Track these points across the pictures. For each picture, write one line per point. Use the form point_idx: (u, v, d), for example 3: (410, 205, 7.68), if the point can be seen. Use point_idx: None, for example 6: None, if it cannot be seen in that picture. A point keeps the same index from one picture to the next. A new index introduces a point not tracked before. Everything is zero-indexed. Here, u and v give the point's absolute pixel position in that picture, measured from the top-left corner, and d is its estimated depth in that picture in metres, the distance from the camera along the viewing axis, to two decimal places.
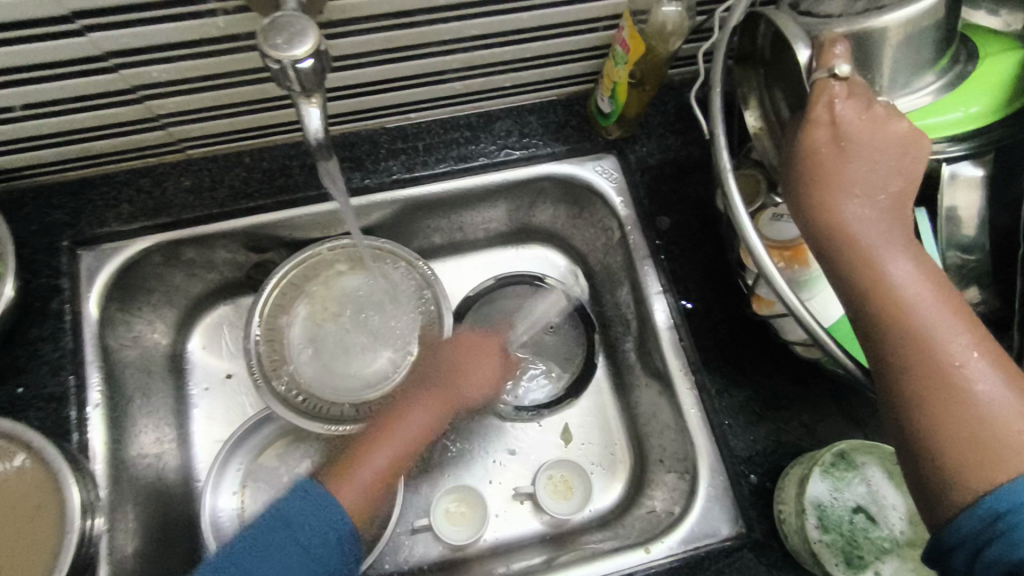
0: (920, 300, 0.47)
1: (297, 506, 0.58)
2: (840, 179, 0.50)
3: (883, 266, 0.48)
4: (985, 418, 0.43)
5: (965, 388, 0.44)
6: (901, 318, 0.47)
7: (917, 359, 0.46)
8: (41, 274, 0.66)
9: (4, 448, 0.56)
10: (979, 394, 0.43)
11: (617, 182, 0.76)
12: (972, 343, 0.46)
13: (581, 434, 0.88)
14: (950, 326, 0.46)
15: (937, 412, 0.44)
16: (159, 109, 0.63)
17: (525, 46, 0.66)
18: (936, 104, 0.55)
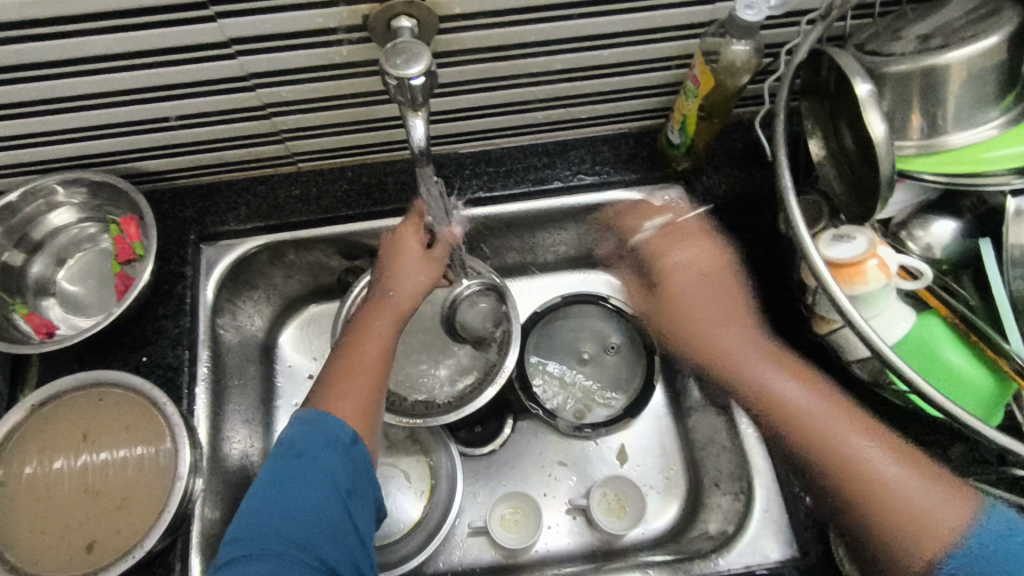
0: (824, 416, 0.61)
1: (305, 444, 0.54)
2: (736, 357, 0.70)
3: (778, 394, 0.64)
4: (900, 501, 0.54)
5: (879, 480, 0.56)
6: (814, 436, 0.60)
7: (852, 482, 0.57)
8: (170, 262, 0.76)
9: (132, 404, 0.65)
10: (890, 477, 0.56)
11: (682, 210, 0.80)
12: (873, 440, 0.58)
13: (637, 456, 0.90)
14: (852, 432, 0.59)
15: (878, 512, 0.55)
16: (282, 125, 0.73)
17: (603, 80, 0.73)
18: (1003, 137, 0.57)
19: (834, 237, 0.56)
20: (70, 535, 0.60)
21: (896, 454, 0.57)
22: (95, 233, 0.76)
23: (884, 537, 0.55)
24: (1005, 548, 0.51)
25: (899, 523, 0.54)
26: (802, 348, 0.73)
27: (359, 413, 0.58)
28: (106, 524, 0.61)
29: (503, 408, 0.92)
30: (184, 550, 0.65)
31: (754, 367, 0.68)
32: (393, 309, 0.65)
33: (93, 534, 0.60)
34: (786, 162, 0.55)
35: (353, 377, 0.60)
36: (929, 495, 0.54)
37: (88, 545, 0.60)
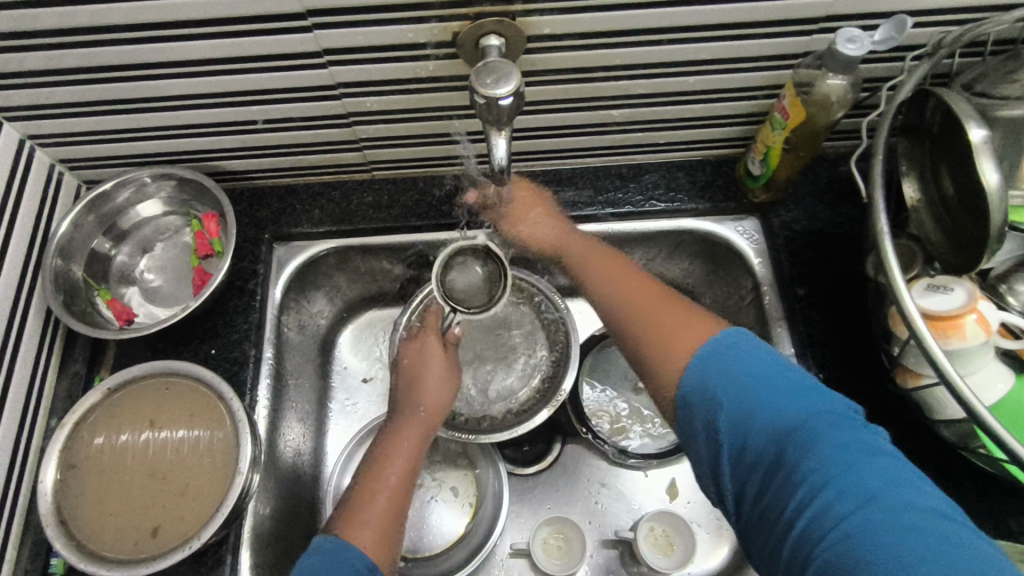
0: (612, 285, 0.64)
1: (317, 566, 0.54)
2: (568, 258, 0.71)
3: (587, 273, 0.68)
4: (660, 330, 0.56)
5: (656, 324, 0.57)
6: (622, 299, 0.62)
7: (638, 331, 0.58)
8: (244, 259, 0.78)
9: (200, 394, 0.66)
10: (661, 321, 0.57)
11: (757, 243, 0.78)
12: (634, 295, 0.61)
13: (687, 492, 0.88)
14: (630, 294, 0.62)
15: (653, 346, 0.56)
16: (362, 133, 0.74)
17: (686, 107, 0.72)
18: None
19: (928, 288, 0.53)
20: (136, 517, 0.62)
21: (662, 301, 0.60)
22: (178, 226, 0.79)
23: (652, 361, 0.56)
24: (748, 372, 0.49)
25: (671, 344, 0.54)
26: (878, 398, 0.68)
27: (378, 535, 0.59)
28: (171, 510, 0.62)
29: (552, 429, 0.90)
30: (235, 544, 0.66)
31: (611, 278, 0.65)
32: (423, 425, 0.69)
33: (159, 518, 0.62)
34: (883, 203, 0.52)
35: (378, 500, 0.61)
36: (685, 324, 0.55)
37: (153, 529, 0.62)
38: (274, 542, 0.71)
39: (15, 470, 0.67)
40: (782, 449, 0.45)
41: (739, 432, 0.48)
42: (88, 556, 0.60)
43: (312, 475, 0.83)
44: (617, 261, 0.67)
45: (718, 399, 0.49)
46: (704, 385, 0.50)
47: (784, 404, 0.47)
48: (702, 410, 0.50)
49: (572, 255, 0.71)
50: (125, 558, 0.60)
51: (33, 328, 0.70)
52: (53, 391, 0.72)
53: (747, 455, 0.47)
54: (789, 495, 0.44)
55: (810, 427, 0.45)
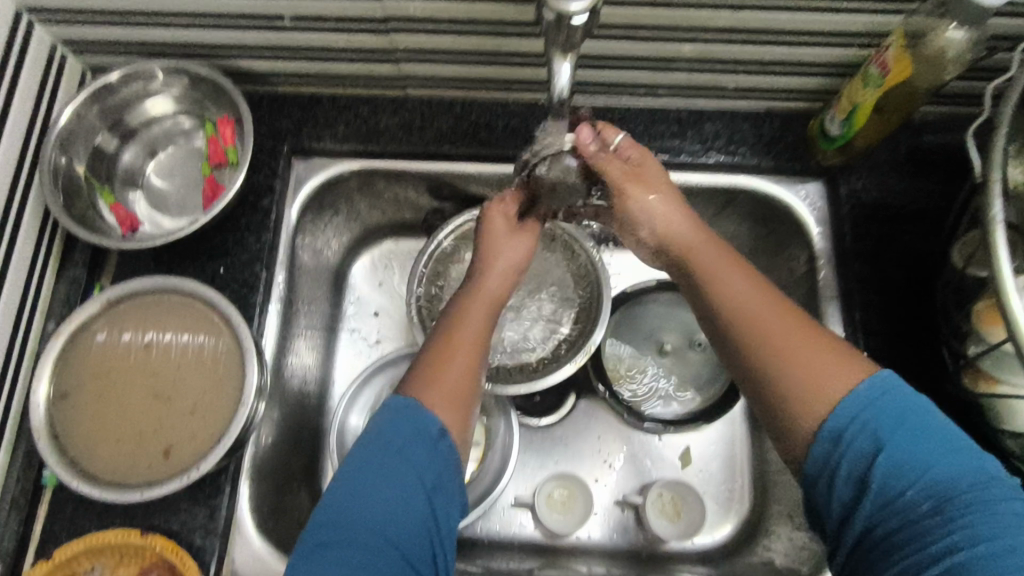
0: (738, 290, 0.52)
1: (396, 424, 0.51)
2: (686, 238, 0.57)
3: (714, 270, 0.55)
4: (799, 363, 0.48)
5: (793, 355, 0.48)
6: (742, 316, 0.51)
7: (766, 360, 0.49)
8: (260, 171, 0.72)
9: (204, 315, 0.62)
10: (800, 352, 0.48)
11: (819, 211, 0.71)
12: (756, 308, 0.51)
13: (701, 460, 0.85)
14: (750, 305, 0.51)
15: (790, 382, 0.48)
16: (400, 43, 0.66)
17: (769, 47, 0.63)
18: None
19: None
20: (140, 438, 0.59)
21: (793, 319, 0.50)
22: (189, 129, 0.72)
23: (782, 400, 0.48)
24: (904, 416, 0.45)
25: (821, 383, 0.47)
26: (927, 394, 0.63)
27: (450, 401, 0.54)
28: (180, 430, 0.59)
29: (568, 383, 0.87)
30: (236, 472, 0.63)
31: (735, 288, 0.53)
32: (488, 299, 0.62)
33: (169, 439, 0.59)
34: (1000, 185, 0.45)
35: (450, 363, 0.56)
36: (825, 361, 0.47)
37: (163, 449, 0.59)
38: (275, 475, 0.69)
39: (9, 374, 0.63)
40: (943, 508, 0.42)
41: (895, 479, 0.43)
42: (85, 477, 0.57)
43: (316, 404, 0.79)
44: (738, 266, 0.54)
45: (882, 442, 0.44)
46: (865, 429, 0.45)
47: (947, 462, 0.43)
48: (852, 452, 0.45)
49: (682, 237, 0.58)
50: (129, 479, 0.57)
51: (30, 227, 0.65)
52: (50, 295, 0.68)
53: (896, 503, 0.43)
54: (933, 544, 0.42)
55: (977, 491, 0.42)
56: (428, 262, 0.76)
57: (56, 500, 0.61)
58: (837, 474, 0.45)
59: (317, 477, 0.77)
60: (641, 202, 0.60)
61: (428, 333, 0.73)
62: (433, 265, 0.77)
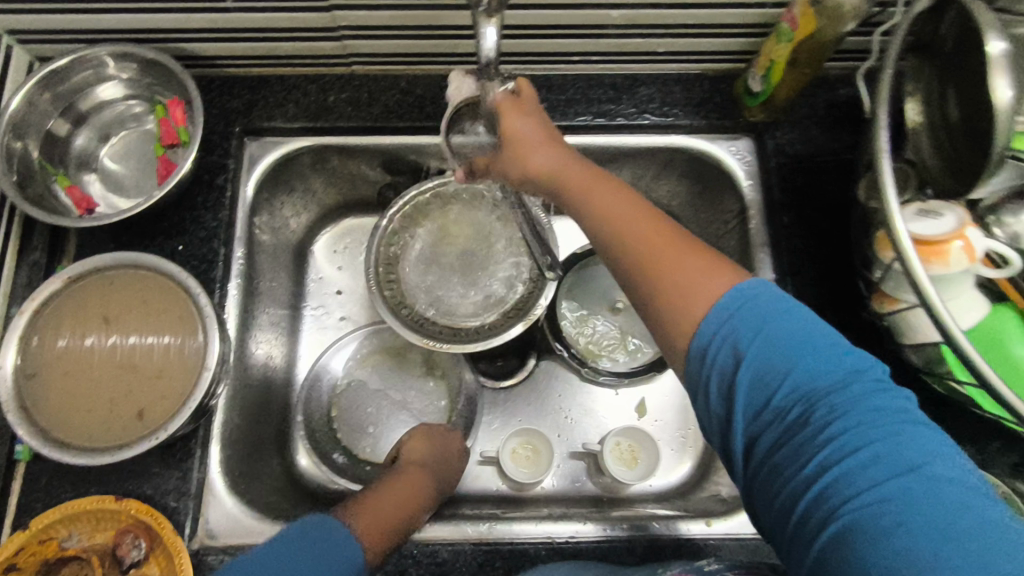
0: (611, 212, 0.49)
1: None
2: (570, 175, 0.52)
3: (587, 195, 0.51)
4: (676, 282, 0.45)
5: (675, 276, 0.45)
6: (621, 245, 0.48)
7: (649, 284, 0.46)
8: (213, 152, 0.74)
9: (166, 286, 0.64)
10: (681, 272, 0.45)
11: (749, 165, 0.76)
12: (633, 228, 0.48)
13: (656, 410, 0.90)
14: (627, 229, 0.48)
15: (669, 305, 0.45)
16: (342, 20, 0.69)
17: (690, 11, 0.67)
18: None
19: (920, 212, 0.52)
20: (111, 404, 0.62)
21: (679, 244, 0.47)
22: (140, 112, 0.73)
23: (670, 329, 0.46)
24: (772, 323, 0.43)
25: (698, 302, 0.44)
26: (849, 325, 0.68)
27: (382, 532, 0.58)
28: (148, 393, 0.62)
29: (527, 345, 0.91)
30: (204, 438, 0.66)
31: (613, 211, 0.50)
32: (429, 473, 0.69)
33: (140, 402, 0.62)
34: (886, 121, 0.50)
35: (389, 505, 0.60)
36: (701, 276, 0.45)
37: (136, 413, 0.61)
38: (243, 441, 0.72)
39: None
40: (808, 413, 0.41)
41: (760, 388, 0.42)
42: (56, 444, 0.59)
43: (282, 376, 0.82)
44: (614, 187, 0.51)
45: (740, 354, 0.43)
46: (729, 345, 0.43)
47: (817, 364, 0.42)
48: (718, 366, 0.44)
49: (565, 170, 0.52)
50: (101, 443, 0.60)
51: None
52: (12, 280, 0.70)
53: (765, 411, 0.42)
54: (807, 458, 0.40)
55: (840, 391, 0.41)
56: (383, 233, 0.80)
57: (30, 472, 0.64)
58: (707, 392, 0.44)
59: (287, 445, 0.80)
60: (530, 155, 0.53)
61: (386, 298, 0.77)
62: (388, 236, 0.80)
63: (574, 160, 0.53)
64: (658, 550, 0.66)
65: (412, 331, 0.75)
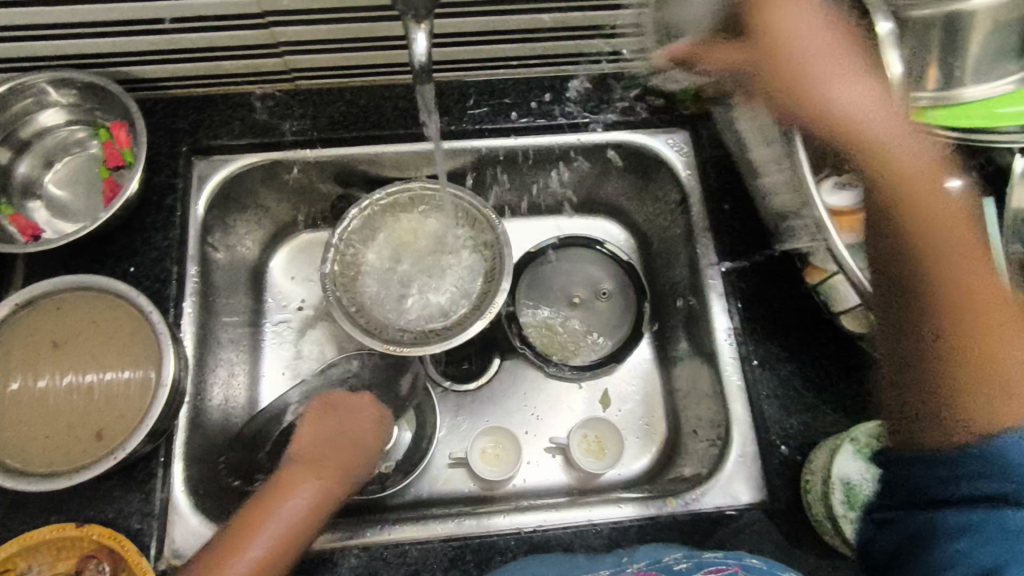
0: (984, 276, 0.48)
1: None
2: (954, 230, 0.49)
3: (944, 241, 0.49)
4: (1011, 361, 0.46)
5: (1004, 350, 0.46)
6: (958, 293, 0.48)
7: (981, 363, 0.47)
8: (161, 173, 0.75)
9: (118, 306, 0.64)
10: (1010, 345, 0.47)
11: (685, 156, 0.79)
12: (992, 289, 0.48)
13: (619, 400, 0.91)
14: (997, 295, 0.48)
15: (984, 387, 0.46)
16: (281, 36, 0.70)
17: (617, 13, 0.71)
18: (959, 109, 0.56)
19: (837, 186, 0.57)
20: (68, 428, 0.61)
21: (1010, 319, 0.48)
22: (84, 138, 0.74)
23: (976, 409, 0.46)
24: None
25: (1004, 392, 0.46)
26: (788, 299, 0.74)
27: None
28: (106, 413, 0.62)
29: (489, 346, 0.92)
30: (166, 457, 0.66)
31: (969, 270, 0.49)
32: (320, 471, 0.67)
33: (98, 423, 0.61)
34: (796, 102, 0.54)
35: (246, 543, 0.59)
36: None
37: (96, 433, 0.61)
38: (207, 459, 0.71)
39: None
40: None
41: None
42: (10, 475, 0.58)
43: (245, 393, 0.82)
44: (965, 246, 0.49)
45: None
46: None
47: None
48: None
49: (925, 208, 0.50)
50: (60, 467, 0.60)
51: None
52: None
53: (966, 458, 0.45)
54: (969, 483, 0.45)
55: None
56: (339, 244, 0.80)
57: None
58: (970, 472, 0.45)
59: None
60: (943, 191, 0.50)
61: (344, 309, 0.77)
62: (342, 247, 0.80)
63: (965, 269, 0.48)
64: (623, 531, 0.68)
65: (373, 339, 0.76)
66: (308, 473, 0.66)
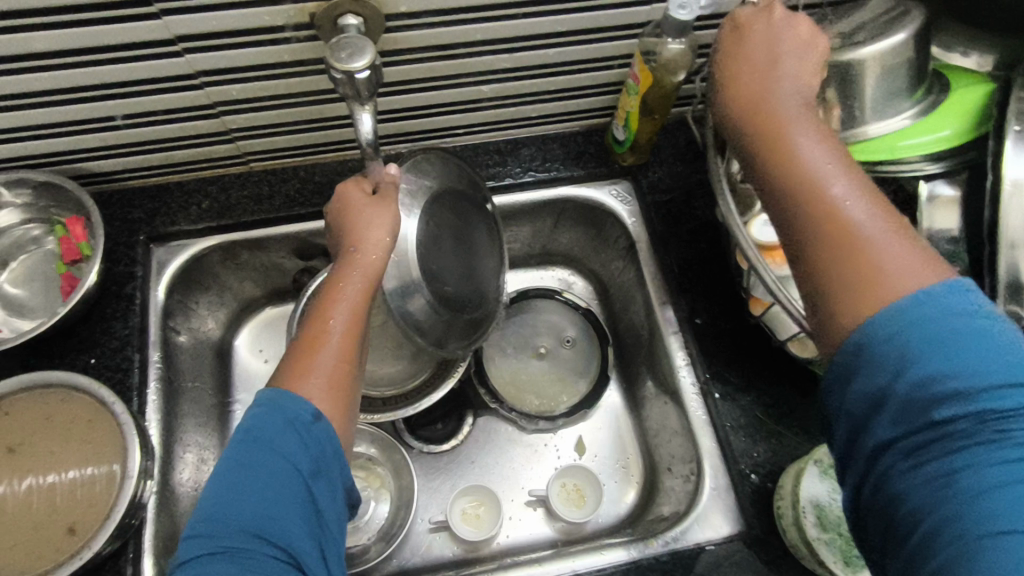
0: (846, 194, 0.47)
1: (267, 421, 0.49)
2: (815, 162, 0.49)
3: (813, 169, 0.48)
4: (875, 270, 0.44)
5: (872, 260, 0.44)
6: (822, 213, 0.47)
7: (841, 252, 0.45)
8: (119, 263, 0.75)
9: (81, 401, 0.64)
10: (880, 259, 0.44)
11: (629, 205, 0.84)
12: (869, 207, 0.46)
13: (594, 446, 0.92)
14: (862, 207, 0.46)
15: (848, 284, 0.45)
16: (232, 123, 0.73)
17: (549, 79, 0.76)
18: (860, 143, 0.62)
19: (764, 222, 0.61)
20: (37, 528, 0.60)
21: (868, 236, 0.45)
22: (40, 235, 0.74)
23: (841, 307, 0.45)
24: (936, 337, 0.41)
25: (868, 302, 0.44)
26: (740, 331, 0.77)
27: (332, 387, 0.53)
28: (78, 504, 0.61)
29: (461, 404, 0.92)
30: (136, 552, 0.65)
31: (835, 188, 0.47)
32: (365, 266, 0.58)
33: (72, 516, 0.60)
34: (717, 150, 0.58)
35: (322, 349, 0.54)
36: (911, 281, 0.43)
37: (69, 527, 0.60)
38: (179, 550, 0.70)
39: None
40: (971, 431, 0.39)
41: (924, 384, 0.40)
42: None
43: None
44: (851, 172, 0.48)
45: (908, 358, 0.41)
46: (892, 337, 0.42)
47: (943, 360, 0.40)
48: (875, 372, 0.42)
49: (799, 149, 0.49)
50: (32, 571, 0.58)
51: None
52: None
53: (911, 407, 0.41)
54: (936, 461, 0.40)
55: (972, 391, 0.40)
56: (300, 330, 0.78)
57: None
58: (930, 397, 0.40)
59: None
60: (800, 136, 0.50)
61: None
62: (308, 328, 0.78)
63: (832, 190, 0.47)
64: None
65: None
66: (371, 224, 0.58)
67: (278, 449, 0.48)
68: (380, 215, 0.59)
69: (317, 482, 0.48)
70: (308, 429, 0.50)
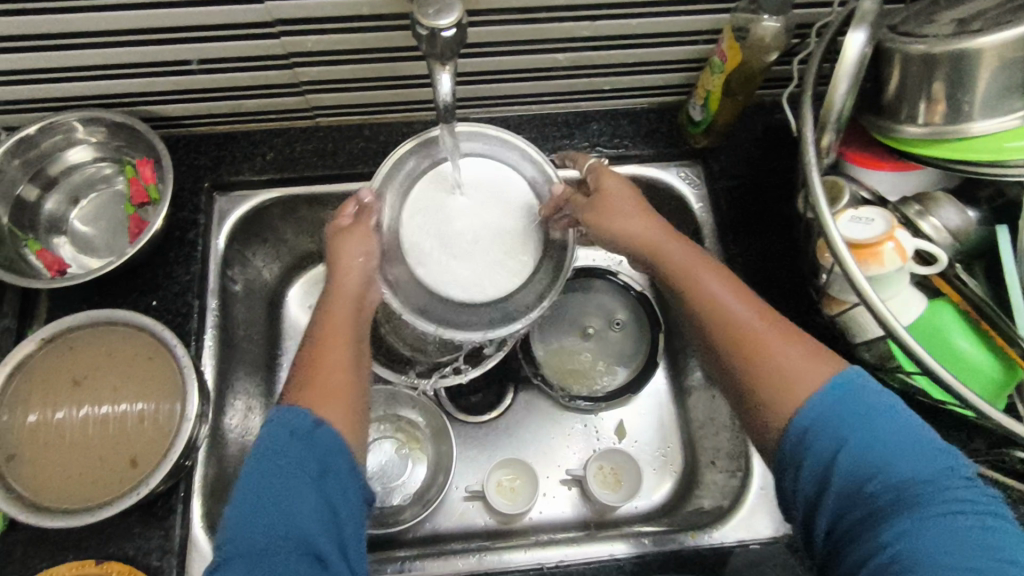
0: (723, 296, 0.59)
1: (277, 435, 0.52)
2: (705, 277, 0.60)
3: (716, 290, 0.59)
4: (795, 376, 0.53)
5: (775, 358, 0.54)
6: (733, 334, 0.57)
7: (752, 364, 0.55)
8: (184, 208, 0.76)
9: (143, 342, 0.65)
10: (780, 355, 0.54)
11: (698, 189, 0.80)
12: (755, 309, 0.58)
13: (635, 432, 0.90)
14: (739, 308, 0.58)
15: (766, 388, 0.54)
16: (304, 76, 0.72)
17: (629, 51, 0.73)
18: (970, 141, 0.59)
19: (851, 218, 0.58)
20: (99, 459, 0.62)
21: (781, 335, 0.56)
22: (110, 174, 0.75)
23: (772, 406, 0.53)
24: (864, 426, 0.49)
25: (789, 398, 0.52)
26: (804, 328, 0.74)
27: (342, 403, 0.55)
28: (138, 440, 0.62)
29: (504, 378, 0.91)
30: (187, 492, 0.66)
31: (735, 296, 0.59)
32: (346, 290, 0.62)
33: (132, 450, 0.62)
34: (812, 136, 0.55)
35: (323, 367, 0.57)
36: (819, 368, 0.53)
37: (130, 459, 0.62)
38: (226, 494, 0.71)
39: None
40: (897, 497, 0.47)
41: (854, 476, 0.48)
42: (34, 509, 0.59)
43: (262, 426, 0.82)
44: (713, 267, 0.61)
45: (839, 443, 0.49)
46: (830, 436, 0.50)
47: (883, 449, 0.48)
48: (814, 454, 0.50)
49: (675, 261, 0.62)
50: (92, 499, 0.60)
51: None
52: None
53: (858, 495, 0.48)
54: (881, 529, 0.47)
55: (921, 481, 0.47)
56: None
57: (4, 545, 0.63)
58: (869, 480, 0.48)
59: None
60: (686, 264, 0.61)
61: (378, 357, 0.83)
62: None
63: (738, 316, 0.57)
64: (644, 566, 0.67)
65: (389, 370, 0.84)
66: (351, 236, 0.63)
67: (287, 459, 0.51)
68: (356, 233, 0.64)
69: (332, 485, 0.51)
70: (315, 437, 0.52)
